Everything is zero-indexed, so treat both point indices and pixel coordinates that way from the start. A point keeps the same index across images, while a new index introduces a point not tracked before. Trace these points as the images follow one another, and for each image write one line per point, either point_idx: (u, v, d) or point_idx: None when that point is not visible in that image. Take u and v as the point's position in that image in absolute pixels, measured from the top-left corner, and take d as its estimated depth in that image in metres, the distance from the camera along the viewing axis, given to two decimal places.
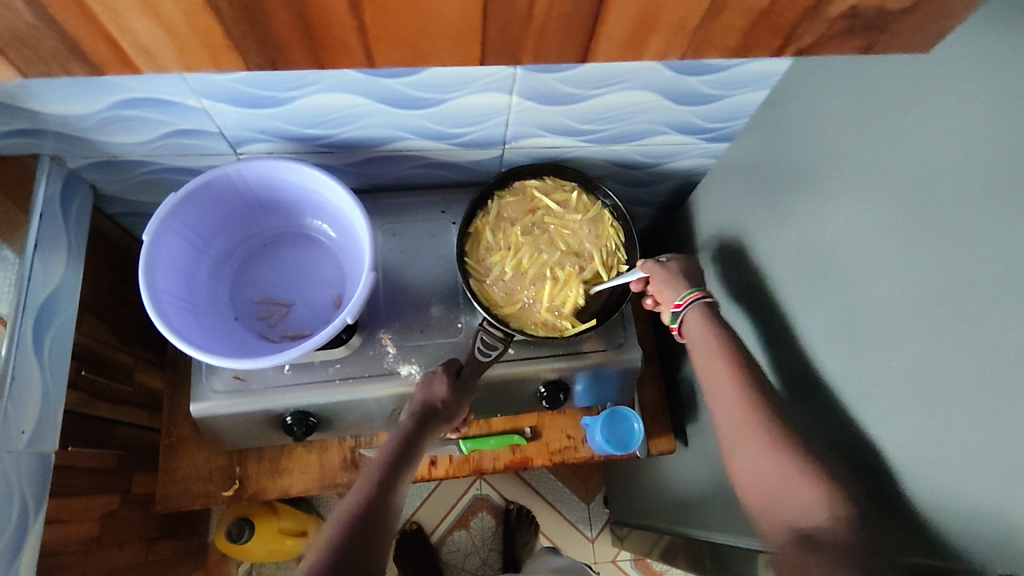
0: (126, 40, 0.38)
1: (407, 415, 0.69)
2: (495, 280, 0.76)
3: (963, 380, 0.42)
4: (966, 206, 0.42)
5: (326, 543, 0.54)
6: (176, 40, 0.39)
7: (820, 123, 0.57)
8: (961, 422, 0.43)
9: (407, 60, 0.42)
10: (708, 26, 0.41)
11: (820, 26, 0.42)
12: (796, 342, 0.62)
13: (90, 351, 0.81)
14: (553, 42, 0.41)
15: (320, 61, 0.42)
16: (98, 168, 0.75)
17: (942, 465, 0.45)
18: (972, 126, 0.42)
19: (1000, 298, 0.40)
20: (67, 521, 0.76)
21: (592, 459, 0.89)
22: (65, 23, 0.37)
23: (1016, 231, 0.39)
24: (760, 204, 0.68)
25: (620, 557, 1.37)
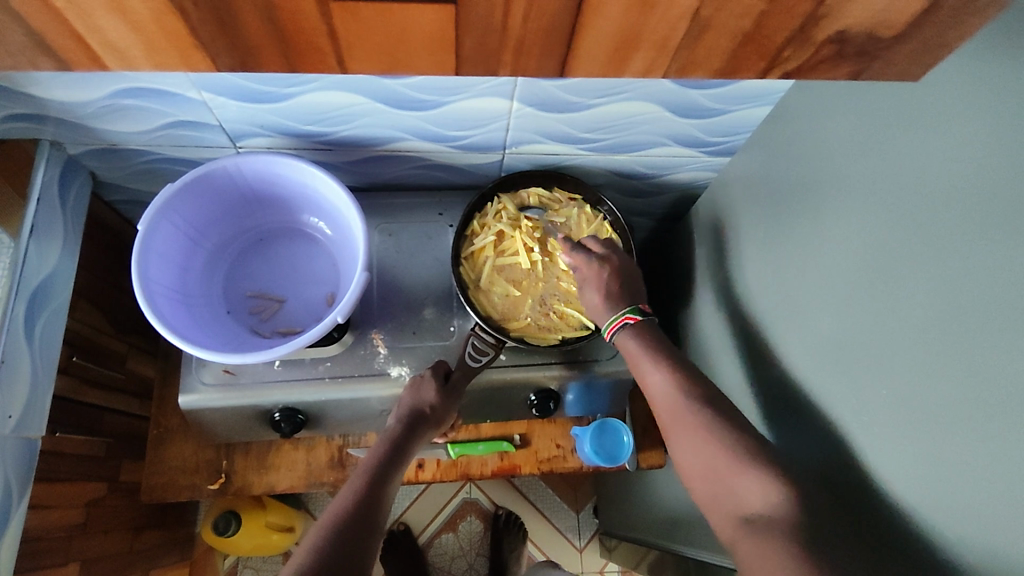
0: (93, 38, 0.38)
1: (395, 419, 0.69)
2: (490, 289, 0.76)
3: (951, 414, 0.42)
4: (962, 238, 0.41)
5: (311, 547, 0.54)
6: (143, 39, 0.38)
7: (820, 143, 0.57)
8: (948, 456, 0.42)
9: (382, 67, 0.42)
10: (690, 45, 0.40)
11: (806, 50, 0.41)
12: (787, 363, 0.62)
13: (82, 337, 0.81)
14: (532, 55, 0.40)
15: (293, 66, 0.41)
16: (98, 155, 0.75)
17: (927, 498, 0.44)
18: (970, 155, 0.42)
19: (989, 334, 0.39)
20: (52, 506, 0.76)
21: (580, 469, 0.88)
22: (28, 19, 0.36)
23: (1012, 263, 0.38)
24: (758, 222, 0.68)
25: (608, 568, 1.36)
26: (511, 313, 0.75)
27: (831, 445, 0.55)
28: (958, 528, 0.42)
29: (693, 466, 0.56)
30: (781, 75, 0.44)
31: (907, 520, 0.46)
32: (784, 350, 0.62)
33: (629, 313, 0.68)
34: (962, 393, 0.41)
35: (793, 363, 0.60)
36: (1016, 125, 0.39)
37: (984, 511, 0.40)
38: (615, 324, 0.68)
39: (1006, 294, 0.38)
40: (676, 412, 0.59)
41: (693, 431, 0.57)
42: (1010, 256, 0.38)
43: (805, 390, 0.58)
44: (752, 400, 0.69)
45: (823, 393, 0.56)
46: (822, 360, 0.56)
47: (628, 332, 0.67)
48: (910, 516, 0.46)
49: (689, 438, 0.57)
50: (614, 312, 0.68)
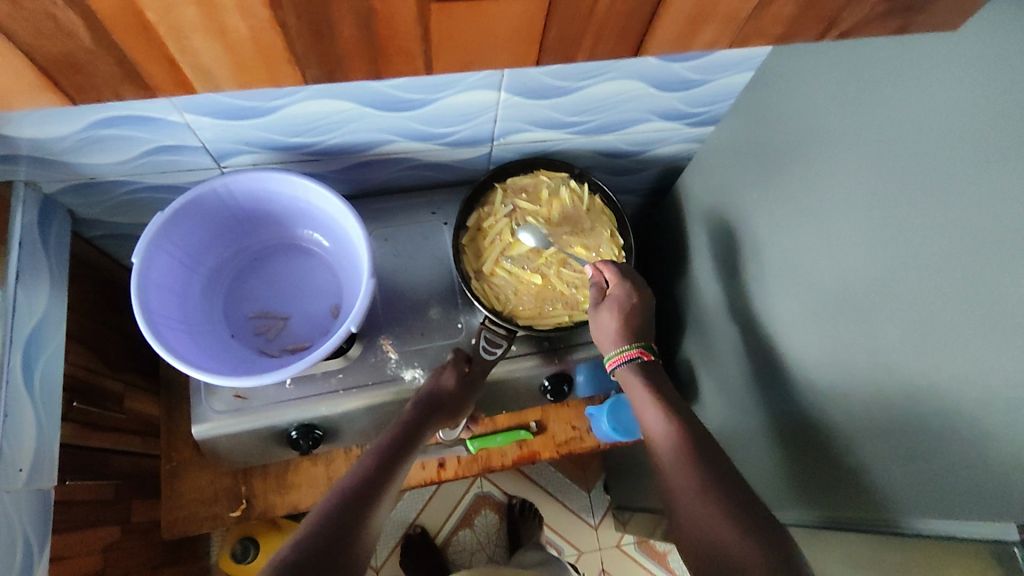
0: (188, 60, 0.43)
1: (412, 402, 0.69)
2: (496, 278, 0.76)
3: (962, 341, 0.44)
4: (958, 174, 0.43)
5: (314, 518, 0.53)
6: (235, 59, 0.43)
7: (807, 101, 0.59)
8: (961, 383, 0.44)
9: (460, 65, 0.48)
10: (758, 14, 0.47)
11: (860, 10, 0.48)
12: (792, 318, 0.64)
13: (81, 380, 0.78)
14: (609, 40, 0.47)
15: (377, 70, 0.47)
16: (76, 191, 0.72)
17: (946, 425, 0.46)
18: (962, 93, 0.43)
19: (990, 262, 0.41)
20: (69, 557, 0.73)
21: (598, 447, 0.90)
22: (126, 49, 0.41)
23: (1011, 194, 0.40)
24: (747, 186, 0.69)
25: (625, 541, 1.39)
26: (519, 303, 0.75)
27: (845, 390, 0.57)
28: (979, 456, 0.44)
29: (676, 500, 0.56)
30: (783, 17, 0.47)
31: (929, 449, 0.48)
32: (788, 306, 0.64)
33: (641, 348, 0.70)
34: (972, 321, 0.43)
35: (800, 317, 0.62)
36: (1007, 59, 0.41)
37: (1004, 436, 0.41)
38: (622, 357, 0.69)
39: (1005, 221, 0.40)
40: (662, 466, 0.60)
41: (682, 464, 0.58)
42: (1005, 184, 0.40)
43: (814, 340, 0.60)
44: (758, 358, 0.71)
45: (830, 342, 0.58)
46: (828, 310, 0.58)
47: (632, 369, 0.69)
48: (927, 444, 0.48)
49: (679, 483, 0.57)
50: (626, 344, 0.70)
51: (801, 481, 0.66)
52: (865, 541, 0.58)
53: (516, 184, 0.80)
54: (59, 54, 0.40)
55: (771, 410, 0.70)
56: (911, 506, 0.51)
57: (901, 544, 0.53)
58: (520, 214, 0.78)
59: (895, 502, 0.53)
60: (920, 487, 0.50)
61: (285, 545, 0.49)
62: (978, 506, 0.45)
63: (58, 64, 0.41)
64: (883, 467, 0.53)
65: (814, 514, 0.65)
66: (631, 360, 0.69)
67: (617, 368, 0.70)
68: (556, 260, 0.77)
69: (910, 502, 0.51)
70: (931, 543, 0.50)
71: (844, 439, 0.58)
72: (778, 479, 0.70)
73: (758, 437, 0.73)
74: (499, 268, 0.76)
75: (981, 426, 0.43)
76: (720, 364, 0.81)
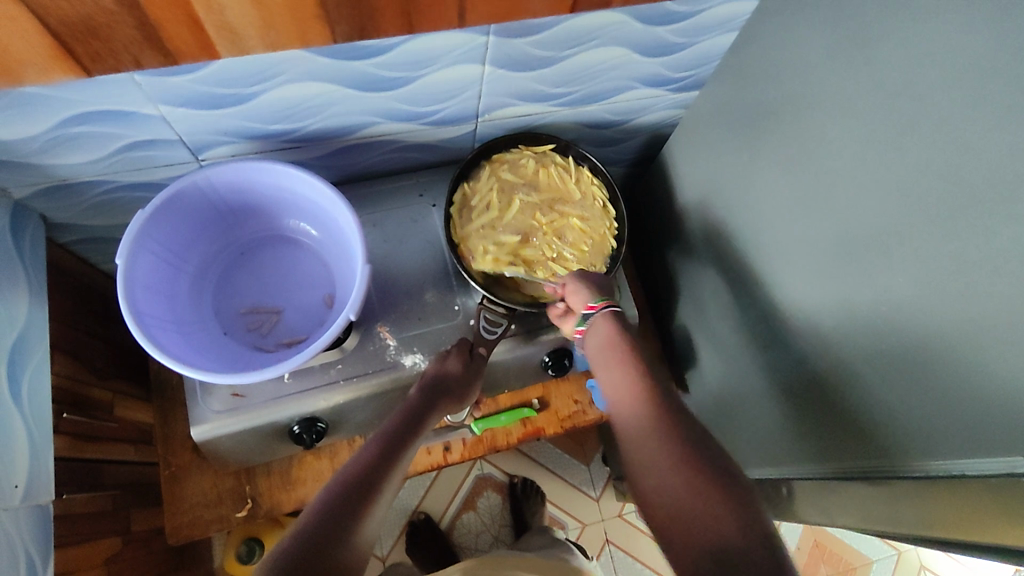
0: (212, 21, 0.46)
1: (417, 386, 0.69)
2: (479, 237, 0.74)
3: (968, 284, 0.44)
4: (958, 118, 0.43)
5: (317, 504, 0.52)
6: (261, 16, 0.47)
7: (793, 58, 0.58)
8: (963, 325, 0.45)
9: (483, 11, 0.52)
10: None
11: None
12: (788, 277, 0.64)
13: (69, 391, 0.76)
14: None
15: (397, 16, 0.50)
16: (48, 194, 0.69)
17: (944, 366, 0.47)
18: (958, 39, 0.43)
19: (997, 207, 0.41)
20: (73, 571, 0.71)
21: (601, 419, 0.90)
22: (146, 9, 0.43)
23: (1014, 132, 0.40)
24: (736, 148, 0.69)
25: (627, 510, 1.40)
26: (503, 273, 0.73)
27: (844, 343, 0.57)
28: (983, 393, 0.44)
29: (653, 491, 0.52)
30: None
31: (922, 388, 0.49)
32: (781, 263, 0.64)
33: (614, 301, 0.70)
34: (979, 261, 0.43)
35: (795, 274, 0.63)
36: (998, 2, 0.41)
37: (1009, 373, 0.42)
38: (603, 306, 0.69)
39: (1008, 167, 0.40)
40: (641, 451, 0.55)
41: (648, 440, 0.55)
42: (1006, 130, 0.40)
43: (813, 295, 0.60)
44: (755, 321, 0.72)
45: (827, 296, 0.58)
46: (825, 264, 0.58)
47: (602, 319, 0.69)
48: (921, 389, 0.49)
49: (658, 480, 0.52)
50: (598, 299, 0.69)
51: (801, 437, 0.67)
52: (863, 490, 0.59)
53: (509, 156, 0.78)
54: (76, 18, 0.43)
55: (769, 370, 0.70)
56: (906, 448, 0.52)
57: (889, 489, 0.55)
58: (509, 186, 0.76)
59: (886, 447, 0.54)
60: (907, 428, 0.52)
61: (289, 535, 0.50)
62: (964, 440, 0.47)
63: (76, 29, 0.44)
64: (883, 415, 0.54)
65: (815, 467, 0.66)
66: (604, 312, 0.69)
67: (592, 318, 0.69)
68: (550, 229, 0.75)
69: (897, 443, 0.53)
70: (915, 484, 0.52)
71: (844, 391, 0.58)
72: (781, 434, 0.71)
73: (760, 395, 0.74)
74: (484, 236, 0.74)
75: (987, 364, 0.44)
76: (717, 330, 0.81)
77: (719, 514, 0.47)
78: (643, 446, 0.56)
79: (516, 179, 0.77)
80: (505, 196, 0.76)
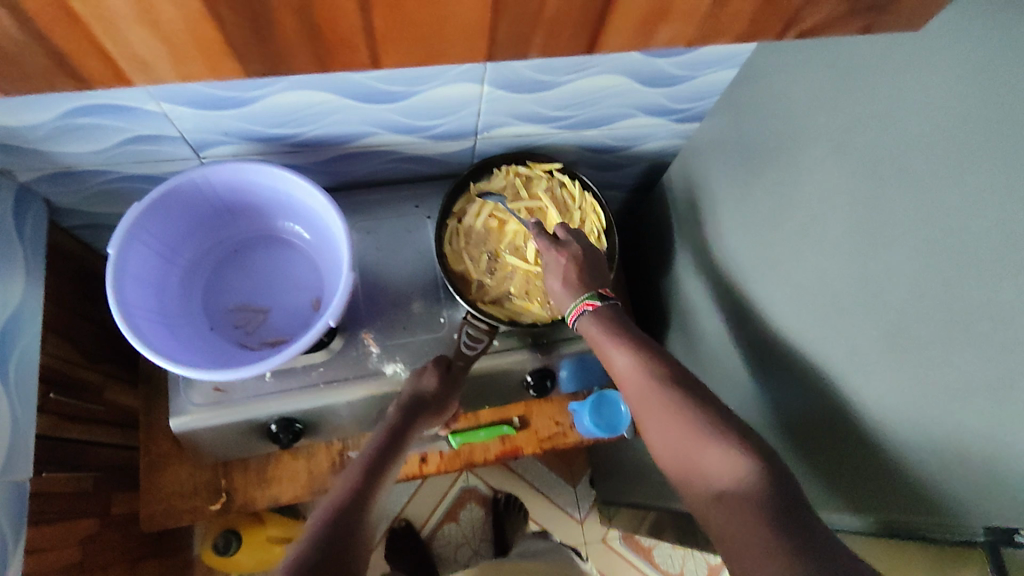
0: (120, 53, 0.37)
1: (395, 408, 0.68)
2: (476, 215, 0.77)
3: (937, 345, 0.43)
4: (931, 177, 0.42)
5: (311, 535, 0.51)
6: (168, 45, 0.37)
7: (789, 101, 0.58)
8: (931, 387, 0.44)
9: (418, 61, 0.41)
10: (716, 15, 0.40)
11: (825, 9, 0.41)
12: (770, 317, 0.63)
13: (57, 372, 0.77)
14: (564, 35, 0.40)
15: (324, 66, 0.40)
16: (52, 180, 0.71)
17: (914, 426, 0.46)
18: (939, 95, 0.42)
19: (964, 271, 0.40)
20: (46, 549, 0.72)
21: (581, 442, 0.90)
22: (49, 36, 0.34)
23: (985, 201, 0.39)
24: (730, 185, 0.69)
25: (610, 536, 1.39)
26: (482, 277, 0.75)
27: (821, 389, 0.56)
28: (954, 457, 0.43)
29: (666, 441, 0.54)
30: (796, 34, 0.44)
31: (894, 444, 0.49)
32: (766, 304, 0.64)
33: (588, 298, 0.64)
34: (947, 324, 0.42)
35: (777, 317, 0.62)
36: (979, 61, 0.40)
37: (976, 442, 0.41)
38: (579, 309, 0.64)
39: (977, 233, 0.39)
40: (643, 390, 0.57)
41: (662, 406, 0.55)
42: (975, 193, 0.39)
43: (792, 339, 0.60)
44: (739, 358, 0.71)
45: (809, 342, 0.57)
46: (806, 310, 0.57)
47: (588, 317, 0.63)
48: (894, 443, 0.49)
49: (668, 427, 0.54)
50: (577, 295, 0.64)
51: None
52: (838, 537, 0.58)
53: (522, 173, 0.79)
54: None
55: (751, 410, 0.70)
56: (883, 501, 0.52)
57: (871, 543, 0.54)
58: (514, 196, 0.78)
59: (863, 495, 0.54)
60: (884, 485, 0.51)
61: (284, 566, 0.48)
62: (937, 502, 0.46)
63: None
64: (861, 467, 0.53)
65: None
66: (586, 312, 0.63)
67: (577, 321, 0.65)
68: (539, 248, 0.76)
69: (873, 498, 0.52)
70: (892, 540, 0.51)
71: (822, 439, 0.57)
72: None
73: None
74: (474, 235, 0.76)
75: (956, 430, 0.43)
76: (704, 364, 0.80)
77: (746, 477, 0.48)
78: (653, 406, 0.56)
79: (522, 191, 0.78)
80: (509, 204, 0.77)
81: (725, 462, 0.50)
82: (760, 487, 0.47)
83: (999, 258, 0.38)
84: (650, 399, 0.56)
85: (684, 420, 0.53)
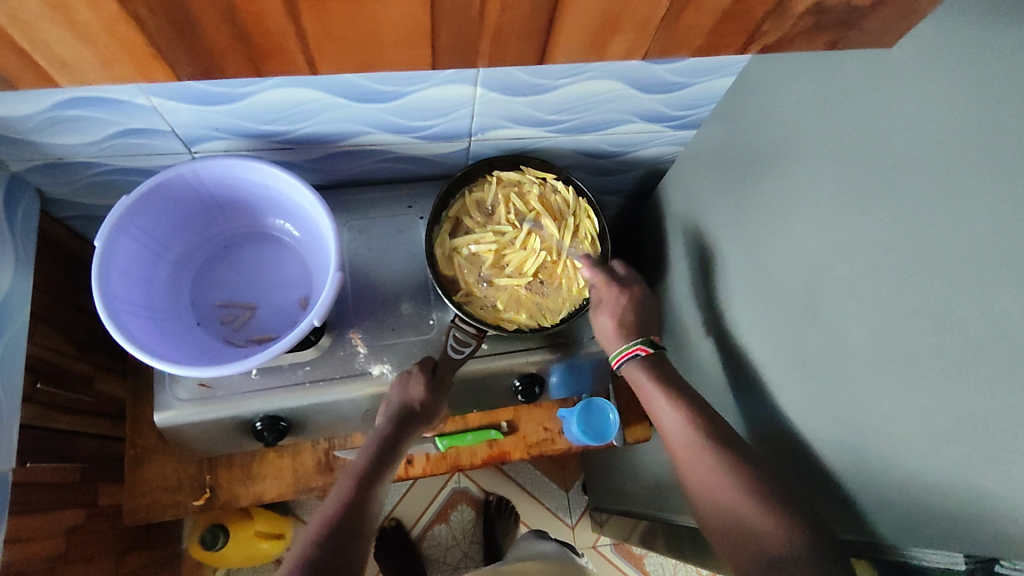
0: (44, 54, 0.39)
1: (384, 417, 0.69)
2: (472, 245, 0.75)
3: (930, 364, 0.42)
4: (933, 192, 0.41)
5: (298, 556, 0.54)
6: (96, 48, 0.39)
7: (784, 111, 0.57)
8: (923, 408, 0.43)
9: (360, 64, 0.43)
10: (673, 24, 0.43)
11: (785, 22, 0.44)
12: (761, 330, 0.62)
13: (45, 362, 0.77)
14: (509, 45, 0.43)
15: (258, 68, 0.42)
16: (44, 170, 0.71)
17: (906, 447, 0.45)
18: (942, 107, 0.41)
19: (962, 289, 0.39)
20: (29, 538, 0.72)
21: (570, 450, 0.89)
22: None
23: (994, 214, 0.38)
24: (725, 194, 0.68)
25: (601, 543, 1.38)
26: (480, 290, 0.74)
27: (811, 406, 0.55)
28: (945, 483, 0.42)
29: (710, 500, 0.55)
30: (758, 50, 0.47)
31: (884, 465, 0.47)
32: (758, 317, 0.63)
33: (640, 344, 0.69)
34: (939, 345, 0.41)
35: (768, 330, 0.61)
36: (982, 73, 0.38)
37: (969, 468, 0.40)
38: (625, 354, 0.69)
39: (977, 250, 0.38)
40: (688, 448, 0.59)
41: (700, 456, 0.57)
42: (978, 211, 0.38)
43: (783, 353, 0.59)
44: (729, 369, 0.70)
45: (800, 357, 0.56)
46: (798, 325, 0.56)
47: (637, 364, 0.68)
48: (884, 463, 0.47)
49: (713, 486, 0.55)
50: (626, 342, 0.69)
51: None
52: None
53: (517, 179, 0.78)
54: None
55: (739, 423, 0.68)
56: (869, 523, 0.50)
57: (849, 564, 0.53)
58: (506, 201, 0.77)
59: (850, 516, 0.53)
60: (873, 508, 0.50)
61: None
62: (926, 527, 0.45)
63: None
64: (845, 485, 0.52)
65: None
66: (634, 357, 0.68)
67: (621, 366, 0.69)
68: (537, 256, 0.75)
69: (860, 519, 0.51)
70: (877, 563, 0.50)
71: (808, 456, 0.57)
72: None
73: None
74: (473, 249, 0.75)
75: (948, 454, 0.41)
76: (693, 374, 0.79)
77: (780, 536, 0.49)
78: (698, 466, 0.57)
79: (514, 198, 0.77)
80: (504, 214, 0.76)
81: (760, 519, 0.51)
82: (790, 540, 0.49)
83: (1002, 279, 0.37)
84: (695, 458, 0.58)
85: (719, 471, 0.55)
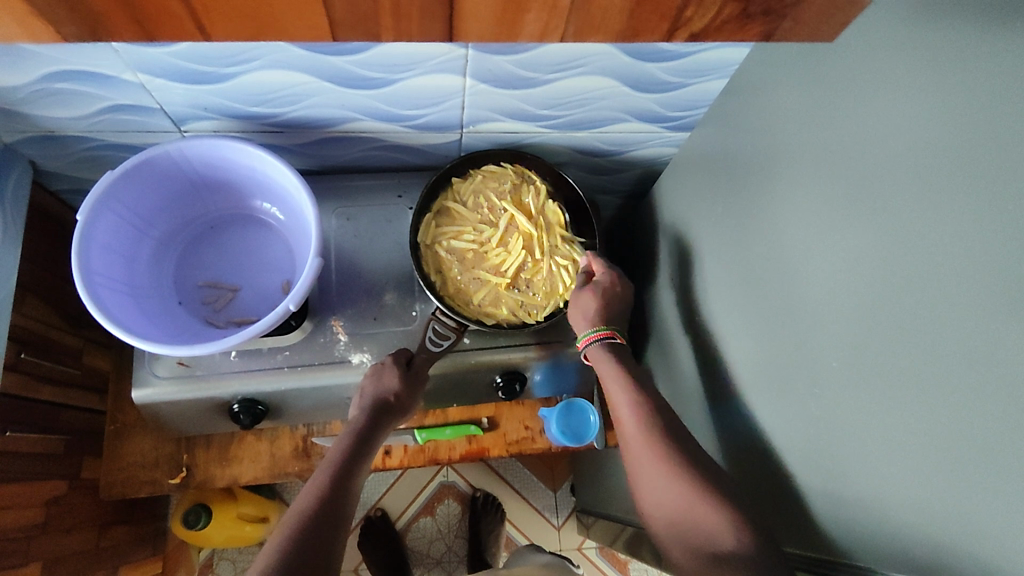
0: None
1: (359, 408, 0.69)
2: (453, 242, 0.74)
3: (918, 377, 0.40)
4: (927, 198, 0.40)
5: (282, 543, 0.53)
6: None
7: (779, 112, 0.55)
8: (909, 422, 0.41)
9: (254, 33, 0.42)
10: (583, 6, 0.41)
11: (708, 10, 0.42)
12: (748, 337, 0.61)
13: (31, 333, 0.78)
14: (412, 20, 0.42)
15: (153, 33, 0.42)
16: (37, 143, 0.72)
17: (890, 463, 0.43)
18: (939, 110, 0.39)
19: (952, 299, 0.38)
20: (8, 507, 0.72)
21: (550, 449, 0.88)
22: None
23: (986, 224, 0.36)
24: (717, 196, 0.66)
25: (586, 545, 1.37)
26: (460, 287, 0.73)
27: (794, 416, 0.54)
28: (926, 501, 0.40)
29: (660, 498, 0.55)
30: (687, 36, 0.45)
31: (865, 481, 0.46)
32: (745, 323, 0.61)
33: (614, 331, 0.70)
34: (926, 358, 0.40)
35: (755, 337, 0.60)
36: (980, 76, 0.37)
37: (955, 486, 0.38)
38: (595, 336, 0.69)
39: (966, 263, 0.37)
40: (646, 443, 0.59)
41: (660, 461, 0.56)
42: (969, 220, 0.37)
43: (768, 361, 0.57)
44: (713, 375, 0.69)
45: (784, 365, 0.55)
46: (785, 332, 0.55)
47: (605, 347, 0.68)
48: (865, 478, 0.46)
49: (665, 483, 0.55)
50: (598, 325, 0.70)
51: None
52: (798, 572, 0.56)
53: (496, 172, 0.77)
54: None
55: (719, 431, 0.67)
56: (849, 539, 0.49)
57: None
58: (490, 197, 0.76)
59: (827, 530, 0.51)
60: (853, 524, 0.48)
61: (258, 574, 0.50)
62: (906, 545, 0.43)
63: None
64: (823, 499, 0.51)
65: None
66: (601, 341, 0.69)
67: (587, 347, 0.70)
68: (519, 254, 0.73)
69: (839, 534, 0.49)
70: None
71: (790, 467, 0.55)
72: None
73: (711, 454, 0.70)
74: (452, 245, 0.74)
75: (934, 471, 0.40)
76: (678, 379, 0.78)
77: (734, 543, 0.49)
78: (651, 461, 0.57)
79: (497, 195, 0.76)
80: (485, 211, 0.75)
81: (714, 522, 0.51)
82: (752, 549, 0.49)
83: (995, 288, 0.35)
84: (651, 455, 0.57)
85: (672, 470, 0.55)
